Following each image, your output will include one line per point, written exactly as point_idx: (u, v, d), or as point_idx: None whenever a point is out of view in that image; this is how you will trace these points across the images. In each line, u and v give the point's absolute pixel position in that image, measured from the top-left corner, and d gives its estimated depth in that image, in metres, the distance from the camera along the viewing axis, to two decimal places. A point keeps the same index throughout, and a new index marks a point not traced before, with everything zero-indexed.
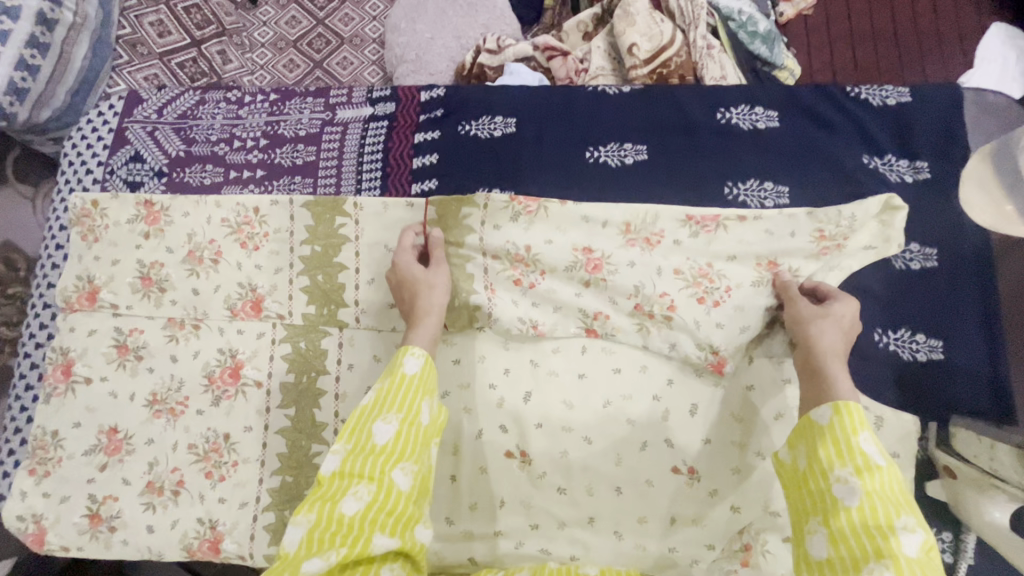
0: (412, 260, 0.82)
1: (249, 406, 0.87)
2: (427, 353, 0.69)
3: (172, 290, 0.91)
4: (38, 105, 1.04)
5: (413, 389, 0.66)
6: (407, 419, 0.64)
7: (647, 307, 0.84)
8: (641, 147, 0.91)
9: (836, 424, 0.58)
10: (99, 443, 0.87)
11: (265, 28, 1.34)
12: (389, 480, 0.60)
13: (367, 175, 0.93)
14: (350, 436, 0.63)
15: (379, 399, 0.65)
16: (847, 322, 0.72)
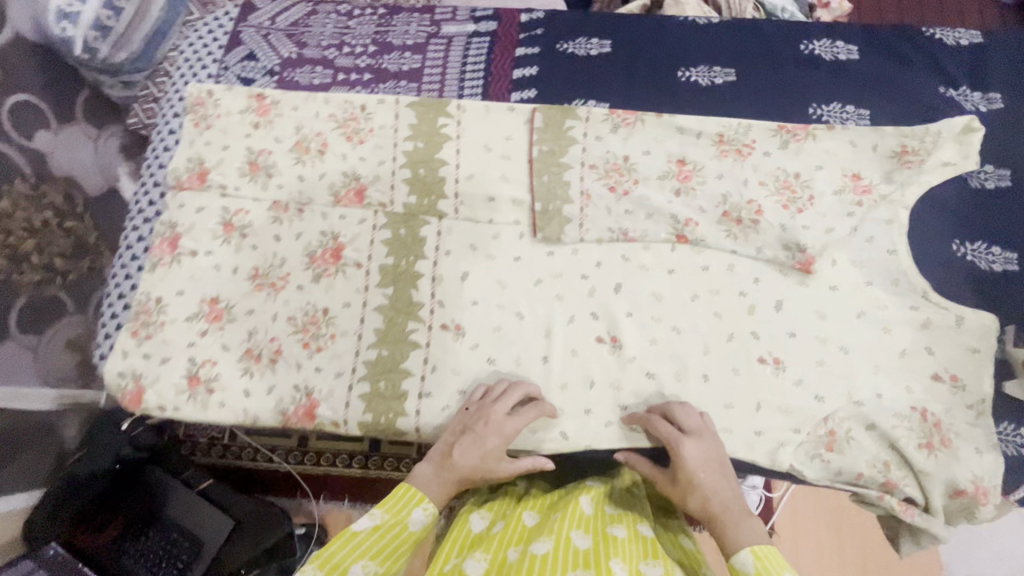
0: (496, 438, 0.76)
1: (348, 285, 0.90)
2: (435, 515, 0.72)
3: (278, 176, 0.96)
4: (117, 45, 1.10)
5: (406, 544, 0.70)
6: (384, 572, 0.67)
7: (735, 213, 0.89)
8: (730, 70, 0.97)
9: (762, 570, 0.63)
10: (200, 311, 0.90)
11: None
12: None
13: (470, 82, 0.99)
14: (324, 558, 0.66)
15: (367, 538, 0.68)
16: (716, 465, 0.74)
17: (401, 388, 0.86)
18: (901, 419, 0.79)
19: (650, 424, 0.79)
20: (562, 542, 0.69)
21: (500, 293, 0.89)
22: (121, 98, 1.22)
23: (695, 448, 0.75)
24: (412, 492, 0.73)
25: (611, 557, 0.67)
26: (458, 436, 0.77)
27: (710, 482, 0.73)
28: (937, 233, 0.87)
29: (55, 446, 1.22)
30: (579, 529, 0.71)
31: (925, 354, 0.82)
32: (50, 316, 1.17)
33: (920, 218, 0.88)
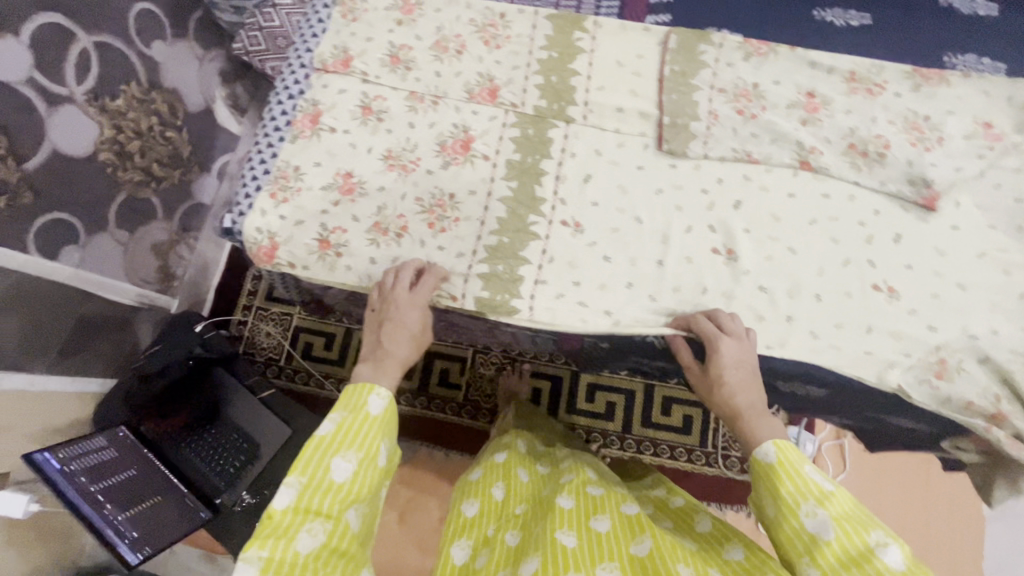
0: (415, 316, 0.82)
1: (475, 174, 0.95)
2: (390, 397, 0.69)
3: (416, 69, 1.01)
4: None
5: (372, 430, 0.66)
6: (366, 458, 0.64)
7: (862, 146, 0.90)
8: (866, 15, 0.98)
9: (783, 461, 0.62)
10: (335, 183, 0.95)
11: None
12: (345, 519, 0.60)
13: (606, 3, 1.02)
14: (308, 469, 0.61)
15: (332, 440, 0.63)
16: (750, 367, 0.76)
17: (519, 274, 0.89)
18: (1014, 356, 0.81)
19: (690, 322, 0.82)
20: (550, 546, 0.67)
21: (621, 197, 0.92)
22: (227, 24, 1.32)
23: (730, 347, 0.78)
24: (364, 385, 0.69)
25: (602, 559, 0.67)
26: (381, 334, 0.79)
27: (738, 382, 0.74)
28: None
29: (127, 340, 1.37)
30: (563, 527, 0.70)
31: None
32: (139, 218, 1.29)
33: None
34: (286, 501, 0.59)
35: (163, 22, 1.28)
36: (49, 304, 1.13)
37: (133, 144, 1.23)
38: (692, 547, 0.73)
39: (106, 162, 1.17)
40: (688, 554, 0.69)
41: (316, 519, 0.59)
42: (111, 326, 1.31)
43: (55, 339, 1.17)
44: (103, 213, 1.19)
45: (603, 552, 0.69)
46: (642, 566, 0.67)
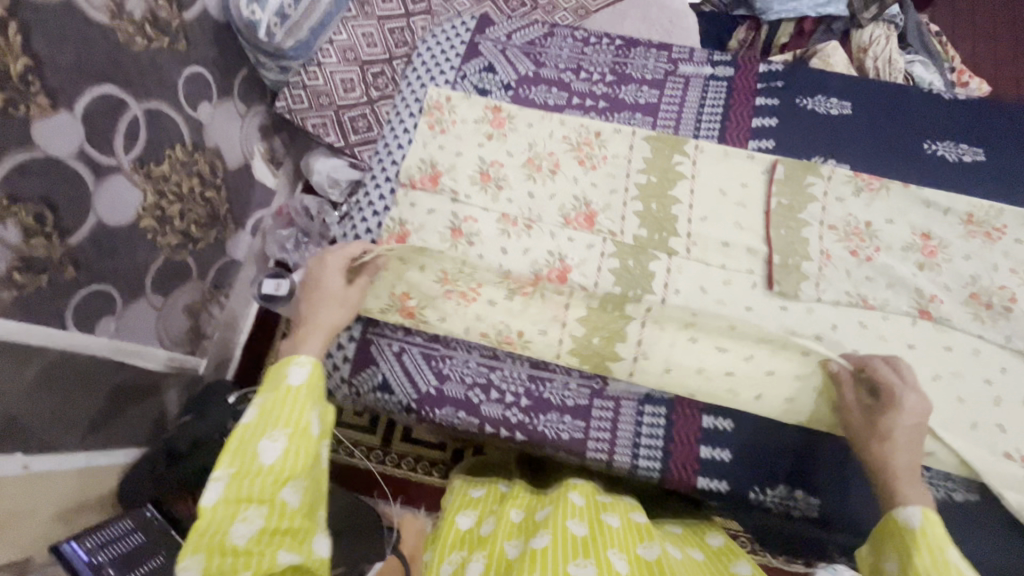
0: (338, 278, 0.80)
1: (573, 309, 0.89)
2: (313, 361, 0.65)
3: (508, 189, 0.96)
4: (288, 32, 1.23)
5: (300, 402, 0.62)
6: (295, 433, 0.59)
7: (984, 297, 0.86)
8: (979, 150, 0.94)
9: (926, 532, 0.57)
10: (392, 304, 0.89)
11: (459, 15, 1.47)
12: (279, 499, 0.56)
13: (706, 124, 0.99)
14: (231, 455, 0.57)
15: (236, 446, 0.58)
16: (918, 435, 0.70)
17: (623, 424, 0.84)
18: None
19: (866, 366, 0.77)
20: (559, 530, 0.66)
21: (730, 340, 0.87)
22: (270, 82, 1.36)
23: (912, 404, 0.71)
24: (285, 359, 0.66)
25: (609, 549, 0.65)
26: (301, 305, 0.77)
27: (905, 443, 0.69)
28: None
29: (154, 410, 1.20)
30: (574, 517, 0.69)
31: None
32: (175, 279, 1.19)
33: None
34: (215, 495, 0.56)
35: (212, 88, 1.20)
36: (76, 377, 0.98)
37: (174, 209, 1.14)
38: (691, 559, 0.69)
39: (148, 228, 1.09)
40: (679, 564, 0.66)
41: (253, 505, 0.56)
42: (138, 395, 1.14)
43: (84, 415, 1.00)
44: (138, 282, 1.10)
45: (607, 542, 0.66)
46: (648, 567, 0.64)
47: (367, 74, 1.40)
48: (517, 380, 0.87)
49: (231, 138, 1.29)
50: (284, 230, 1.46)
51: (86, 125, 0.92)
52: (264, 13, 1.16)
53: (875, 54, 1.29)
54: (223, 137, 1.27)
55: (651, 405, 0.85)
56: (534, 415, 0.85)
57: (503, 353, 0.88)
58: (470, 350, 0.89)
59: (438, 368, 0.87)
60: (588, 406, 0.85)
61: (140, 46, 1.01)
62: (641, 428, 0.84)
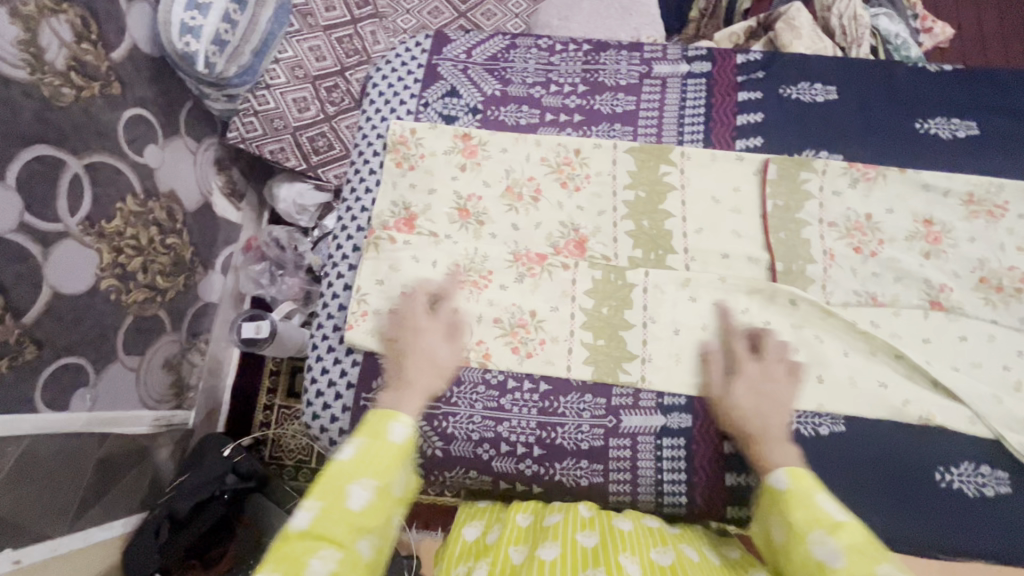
0: (445, 350, 0.79)
1: (574, 344, 0.85)
2: (416, 425, 0.63)
3: (490, 223, 0.90)
4: (229, 58, 1.13)
5: (399, 457, 0.60)
6: (384, 488, 0.58)
7: (994, 280, 0.83)
8: (972, 123, 0.91)
9: (793, 490, 0.60)
10: (402, 303, 0.87)
11: (409, 17, 1.40)
12: (356, 549, 0.55)
13: (689, 128, 0.93)
14: (384, 472, 0.59)
15: (357, 458, 0.58)
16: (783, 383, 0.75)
17: (642, 462, 0.80)
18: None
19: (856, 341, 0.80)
20: (569, 543, 0.64)
21: None
22: (218, 111, 1.24)
23: (754, 373, 0.76)
24: (387, 411, 0.63)
25: (621, 553, 0.62)
26: (402, 358, 0.76)
27: (775, 404, 0.72)
28: None
29: (149, 471, 1.14)
30: (584, 528, 0.67)
31: None
32: (149, 338, 1.11)
33: None
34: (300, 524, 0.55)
35: (156, 127, 1.09)
36: (60, 462, 0.90)
37: (135, 263, 1.04)
38: (707, 562, 0.65)
39: (110, 290, 0.99)
40: (695, 565, 0.62)
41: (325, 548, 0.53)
42: (129, 462, 1.08)
43: (75, 492, 0.93)
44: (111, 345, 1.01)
45: (619, 548, 0.63)
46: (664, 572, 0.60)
47: (319, 88, 1.28)
48: (527, 430, 0.82)
49: (185, 177, 1.18)
50: (256, 265, 1.37)
51: (24, 194, 0.82)
52: (201, 43, 1.05)
53: (840, 13, 1.24)
54: (177, 178, 1.16)
55: (669, 438, 0.81)
56: (549, 465, 0.81)
57: (508, 402, 0.83)
58: (472, 404, 0.83)
59: (442, 429, 0.82)
60: (605, 448, 0.81)
61: (70, 97, 0.90)
62: (662, 463, 0.80)
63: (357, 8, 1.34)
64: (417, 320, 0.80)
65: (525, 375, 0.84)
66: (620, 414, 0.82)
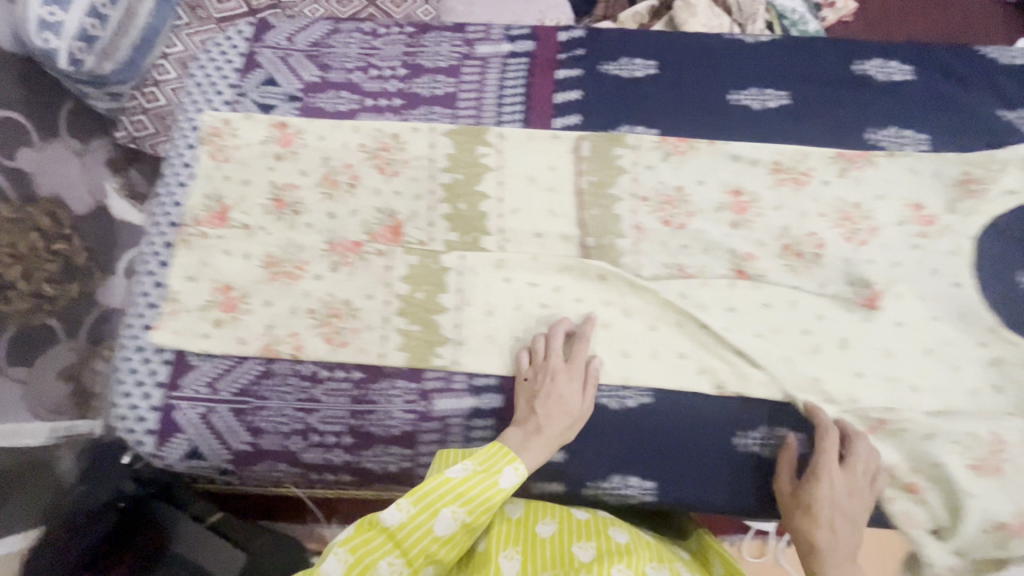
0: (575, 391, 0.78)
1: (386, 330, 0.84)
2: (524, 475, 0.71)
3: (306, 213, 0.89)
4: (103, 56, 0.97)
5: (496, 495, 0.69)
6: (470, 522, 0.67)
7: (796, 247, 0.85)
8: (783, 93, 0.92)
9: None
10: (213, 300, 0.85)
11: (313, 5, 1.19)
12: (418, 570, 0.67)
13: (509, 108, 0.92)
14: (473, 509, 0.67)
15: (462, 484, 0.68)
16: (871, 468, 0.77)
17: (452, 443, 0.81)
18: (970, 437, 0.77)
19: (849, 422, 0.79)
20: (567, 556, 0.68)
21: (552, 335, 0.84)
22: (105, 112, 1.06)
23: (839, 482, 0.75)
24: (507, 454, 0.72)
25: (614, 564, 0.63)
26: (535, 400, 0.77)
27: (848, 510, 0.74)
28: (1002, 264, 0.84)
29: (50, 488, 0.95)
30: (617, 525, 0.73)
31: (993, 393, 0.79)
32: None
33: (985, 246, 0.85)
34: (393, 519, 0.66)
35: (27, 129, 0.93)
36: None
37: None
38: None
39: None
40: (643, 545, 0.71)
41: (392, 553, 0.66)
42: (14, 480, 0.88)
43: None
44: None
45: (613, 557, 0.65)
46: None
47: None
48: (338, 420, 0.81)
49: (74, 181, 1.01)
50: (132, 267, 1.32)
51: None
52: (62, 39, 0.90)
53: None
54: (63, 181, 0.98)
55: (480, 419, 0.81)
56: (359, 453, 0.81)
57: (319, 393, 0.82)
58: (283, 396, 0.82)
59: (252, 423, 0.81)
60: (415, 432, 0.81)
61: None
62: (471, 445, 0.81)
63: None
64: (553, 371, 0.78)
65: (339, 365, 0.83)
66: (432, 398, 0.82)
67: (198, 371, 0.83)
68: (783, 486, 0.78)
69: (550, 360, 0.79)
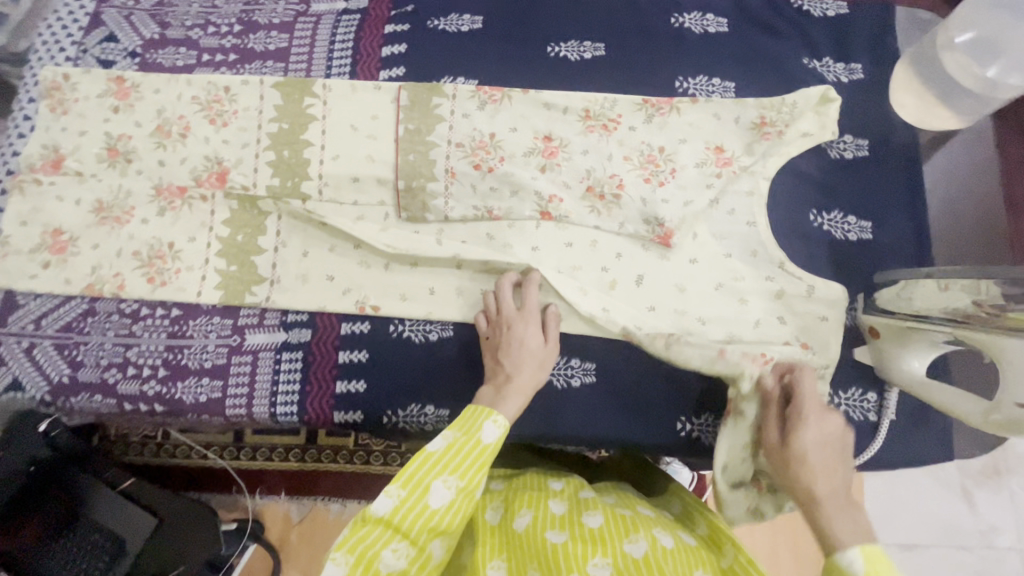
0: (535, 334, 0.79)
1: (207, 270, 0.88)
2: (506, 427, 0.68)
3: (137, 161, 0.93)
4: (17, 34, 1.11)
5: (483, 460, 0.65)
6: (465, 489, 0.63)
7: (598, 189, 0.88)
8: (600, 45, 0.95)
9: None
10: (43, 243, 0.89)
11: None
12: (428, 550, 0.61)
13: (338, 62, 0.96)
14: (465, 474, 0.63)
15: (446, 455, 0.64)
16: (542, 358, 0.78)
17: (261, 374, 0.85)
18: None
19: (500, 290, 0.83)
20: (527, 535, 0.66)
21: (363, 273, 0.87)
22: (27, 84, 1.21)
23: (825, 429, 0.64)
24: (483, 410, 0.69)
25: (547, 530, 0.65)
26: (500, 355, 0.77)
27: (521, 381, 0.74)
28: (795, 203, 0.88)
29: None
30: (630, 535, 0.64)
31: (776, 324, 0.83)
32: None
33: (779, 187, 0.88)
34: (382, 508, 0.60)
35: None
36: None
37: None
38: (681, 545, 0.65)
39: None
40: (667, 553, 0.62)
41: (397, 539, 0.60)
42: None
43: None
44: None
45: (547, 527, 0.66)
46: (552, 558, 0.61)
47: None
48: (155, 354, 0.86)
49: None
50: None
51: None
52: None
53: None
54: None
55: (288, 352, 0.85)
56: (172, 384, 0.85)
57: (139, 328, 0.87)
58: (104, 331, 0.87)
59: (71, 357, 0.86)
60: (226, 365, 0.85)
61: None
62: (278, 376, 0.85)
63: None
64: (507, 324, 0.79)
65: (159, 303, 0.88)
66: (245, 333, 0.86)
67: (26, 309, 0.87)
68: (771, 450, 0.68)
69: (501, 312, 0.81)
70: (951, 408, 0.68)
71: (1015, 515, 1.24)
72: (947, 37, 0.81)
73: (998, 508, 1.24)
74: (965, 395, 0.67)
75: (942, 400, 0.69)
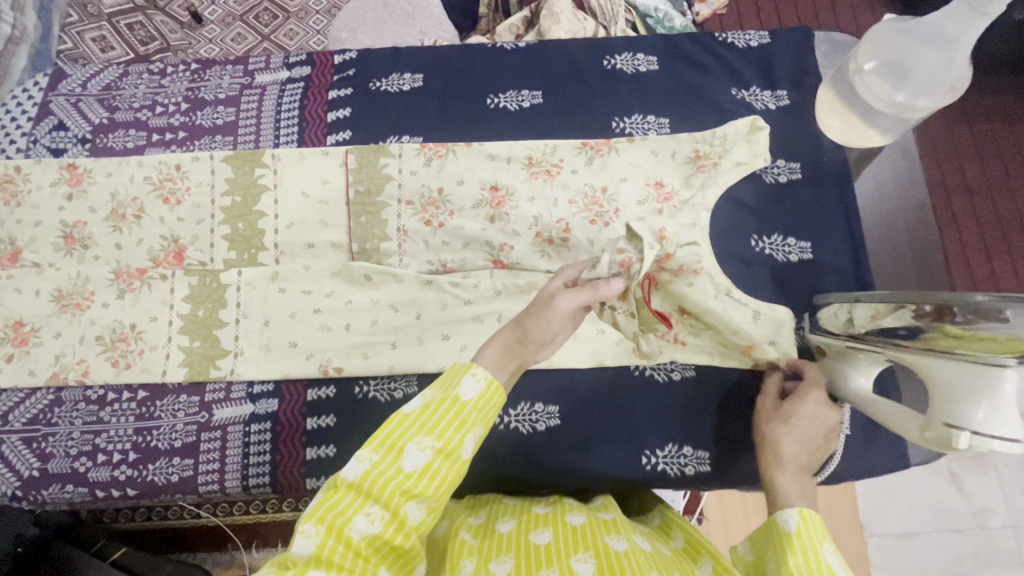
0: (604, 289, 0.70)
1: (169, 347, 0.90)
2: (490, 380, 0.60)
3: (95, 247, 0.94)
4: None
5: (464, 419, 0.58)
6: (442, 451, 0.57)
7: (546, 233, 0.91)
8: (538, 93, 0.99)
9: (803, 533, 0.56)
10: (6, 336, 0.90)
11: (211, 45, 1.48)
12: (404, 514, 0.55)
13: (285, 130, 0.99)
14: (443, 434, 0.57)
15: (422, 415, 0.58)
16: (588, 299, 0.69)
17: (231, 446, 0.86)
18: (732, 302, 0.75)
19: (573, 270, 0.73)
20: (515, 537, 0.67)
21: (324, 337, 0.89)
22: None
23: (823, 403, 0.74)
24: (463, 364, 0.61)
25: (531, 531, 0.67)
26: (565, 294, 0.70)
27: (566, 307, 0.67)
28: (735, 231, 0.91)
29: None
30: (613, 533, 0.65)
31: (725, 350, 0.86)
32: None
33: (718, 217, 0.92)
34: (356, 473, 0.56)
35: None
36: None
37: None
38: (657, 550, 0.66)
39: None
40: (645, 556, 0.62)
41: (373, 504, 0.55)
42: None
43: None
44: None
45: (531, 529, 0.68)
46: (535, 550, 0.63)
47: (87, 40, 1.45)
48: (124, 438, 0.86)
49: None
50: None
51: None
52: None
53: None
54: None
55: (257, 424, 0.86)
56: (143, 467, 0.85)
57: (107, 414, 0.87)
58: (72, 421, 0.87)
59: (41, 449, 0.86)
60: (196, 443, 0.86)
61: None
62: (248, 449, 0.85)
63: (144, 45, 1.47)
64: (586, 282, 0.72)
65: (125, 387, 0.89)
66: (212, 409, 0.87)
67: None
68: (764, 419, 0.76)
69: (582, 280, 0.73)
70: (896, 426, 0.71)
71: (1002, 494, 1.26)
72: (858, 64, 0.86)
73: (985, 487, 1.26)
74: (904, 411, 0.70)
75: (892, 418, 0.71)
